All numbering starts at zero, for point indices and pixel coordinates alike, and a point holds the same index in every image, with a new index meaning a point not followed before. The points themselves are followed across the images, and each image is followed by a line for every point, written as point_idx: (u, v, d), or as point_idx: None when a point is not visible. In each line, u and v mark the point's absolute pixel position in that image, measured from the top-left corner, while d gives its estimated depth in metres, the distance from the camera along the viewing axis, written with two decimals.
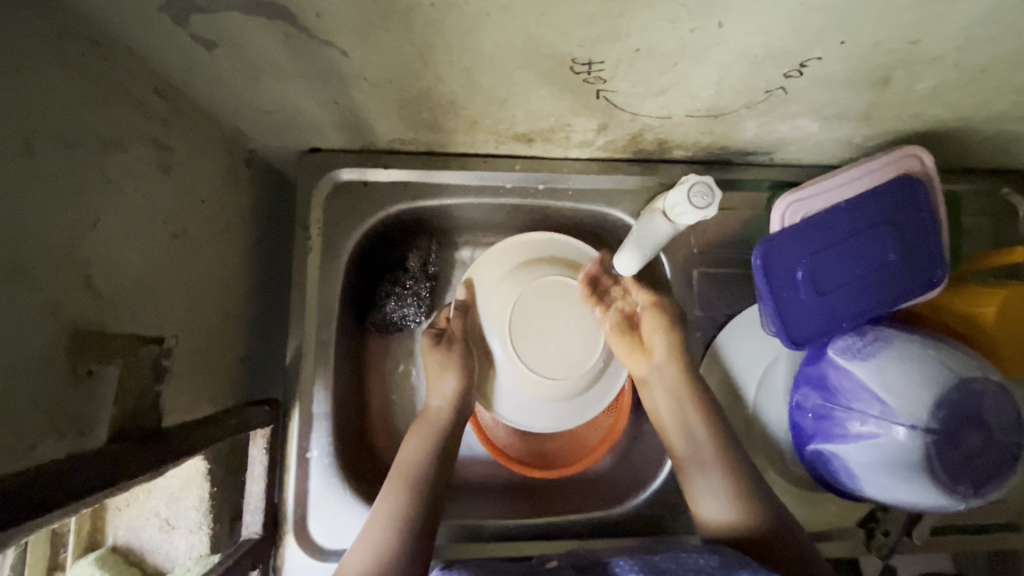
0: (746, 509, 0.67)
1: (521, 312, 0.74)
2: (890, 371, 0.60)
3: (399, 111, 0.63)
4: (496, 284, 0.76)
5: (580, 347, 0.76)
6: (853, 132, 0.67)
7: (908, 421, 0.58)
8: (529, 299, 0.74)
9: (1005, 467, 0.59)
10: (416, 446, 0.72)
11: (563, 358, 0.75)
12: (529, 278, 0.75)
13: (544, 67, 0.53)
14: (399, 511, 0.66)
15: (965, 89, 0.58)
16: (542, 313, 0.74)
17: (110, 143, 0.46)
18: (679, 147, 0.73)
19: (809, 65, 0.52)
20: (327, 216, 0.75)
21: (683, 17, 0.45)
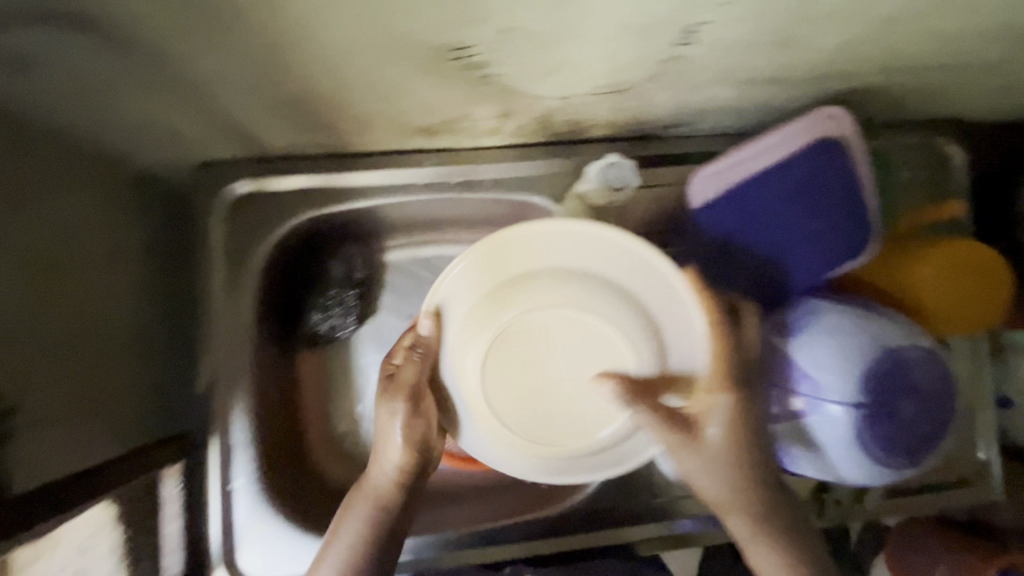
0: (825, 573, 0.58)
1: (507, 352, 0.57)
2: (817, 347, 0.58)
3: (277, 115, 0.59)
4: (503, 308, 0.57)
5: (562, 408, 0.58)
6: (770, 94, 0.63)
7: (837, 398, 0.56)
8: (512, 326, 0.57)
9: (939, 432, 0.58)
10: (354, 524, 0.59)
11: (558, 406, 0.58)
12: (507, 305, 0.57)
13: (411, 56, 0.48)
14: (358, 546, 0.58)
15: (876, 41, 0.54)
16: (535, 352, 0.58)
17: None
18: (594, 125, 0.69)
19: (699, 30, 0.47)
20: (229, 232, 0.70)
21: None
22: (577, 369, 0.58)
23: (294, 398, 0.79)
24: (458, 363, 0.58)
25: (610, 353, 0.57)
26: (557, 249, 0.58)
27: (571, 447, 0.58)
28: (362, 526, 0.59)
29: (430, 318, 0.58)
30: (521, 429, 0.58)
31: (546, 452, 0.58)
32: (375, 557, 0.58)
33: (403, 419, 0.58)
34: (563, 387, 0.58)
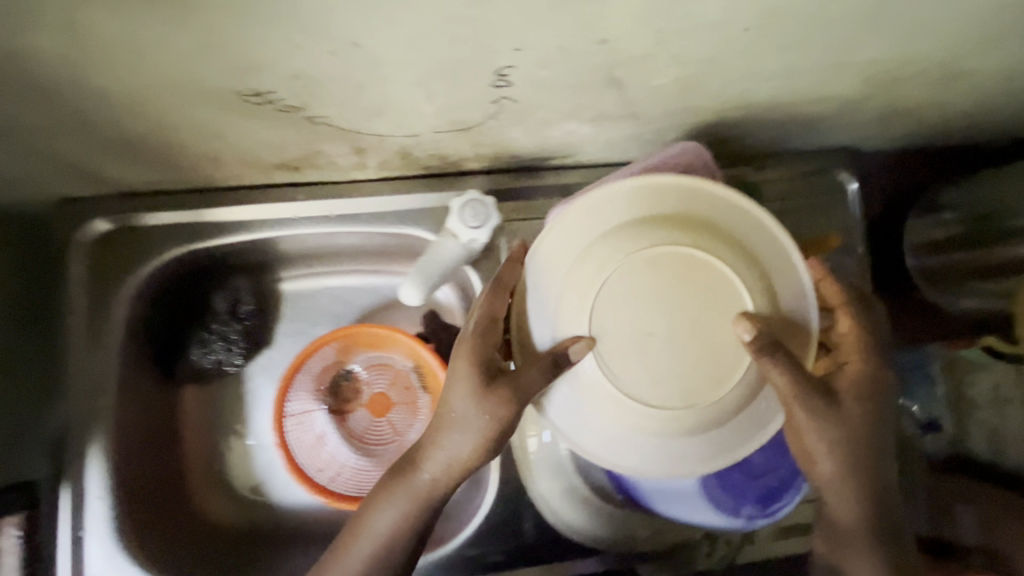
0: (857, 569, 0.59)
1: (632, 300, 0.50)
2: None
3: (114, 156, 0.57)
4: (596, 252, 0.51)
5: (685, 361, 0.50)
6: (633, 128, 0.62)
7: None
8: (681, 259, 0.50)
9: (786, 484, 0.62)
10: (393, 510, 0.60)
11: (682, 380, 0.50)
12: (662, 232, 0.51)
13: (214, 101, 0.46)
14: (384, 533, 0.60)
15: (716, 81, 0.52)
16: (650, 303, 0.50)
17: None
18: (464, 159, 0.67)
19: (508, 74, 0.46)
20: (92, 269, 0.69)
21: (305, 41, 0.39)
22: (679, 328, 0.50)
23: (173, 439, 0.76)
24: (550, 308, 0.53)
25: (645, 322, 0.50)
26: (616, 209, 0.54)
27: (659, 431, 0.51)
28: (397, 512, 0.59)
29: (586, 342, 0.50)
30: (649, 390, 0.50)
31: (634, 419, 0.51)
32: (397, 545, 0.61)
33: (471, 397, 0.54)
34: (688, 339, 0.50)
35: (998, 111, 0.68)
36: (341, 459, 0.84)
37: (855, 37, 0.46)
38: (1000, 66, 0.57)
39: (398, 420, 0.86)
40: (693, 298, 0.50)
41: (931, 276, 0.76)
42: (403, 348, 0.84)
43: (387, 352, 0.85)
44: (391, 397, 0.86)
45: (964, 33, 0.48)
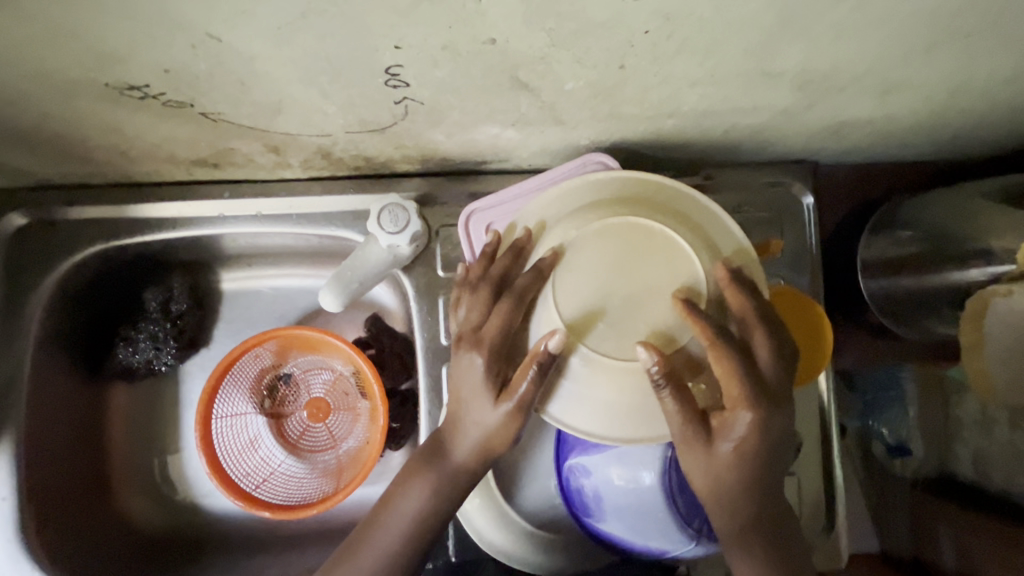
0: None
1: (588, 262, 0.51)
2: None
3: (13, 147, 0.55)
4: (563, 224, 0.54)
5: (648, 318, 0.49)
6: (561, 133, 0.59)
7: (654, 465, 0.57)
8: (633, 229, 0.51)
9: None
10: (421, 490, 0.57)
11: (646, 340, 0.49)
12: (631, 211, 0.53)
13: (94, 94, 0.44)
14: (420, 514, 0.57)
15: (633, 85, 0.49)
16: (606, 265, 0.50)
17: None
18: (392, 160, 0.65)
19: (399, 73, 0.43)
20: (9, 262, 0.67)
21: (160, 31, 0.36)
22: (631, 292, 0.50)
23: (95, 437, 0.76)
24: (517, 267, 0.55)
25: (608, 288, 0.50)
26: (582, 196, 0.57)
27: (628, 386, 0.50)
28: (425, 496, 0.57)
29: (559, 335, 0.49)
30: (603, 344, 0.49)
31: (600, 377, 0.50)
32: (436, 525, 0.58)
33: (488, 388, 0.53)
34: (642, 303, 0.49)
35: (951, 123, 0.65)
36: (274, 461, 0.83)
37: (770, 40, 0.43)
38: (943, 77, 0.53)
39: (337, 424, 0.83)
40: (655, 262, 0.50)
41: (891, 305, 0.72)
42: (339, 353, 0.81)
43: (325, 357, 0.82)
44: (329, 401, 0.84)
45: (889, 42, 0.45)
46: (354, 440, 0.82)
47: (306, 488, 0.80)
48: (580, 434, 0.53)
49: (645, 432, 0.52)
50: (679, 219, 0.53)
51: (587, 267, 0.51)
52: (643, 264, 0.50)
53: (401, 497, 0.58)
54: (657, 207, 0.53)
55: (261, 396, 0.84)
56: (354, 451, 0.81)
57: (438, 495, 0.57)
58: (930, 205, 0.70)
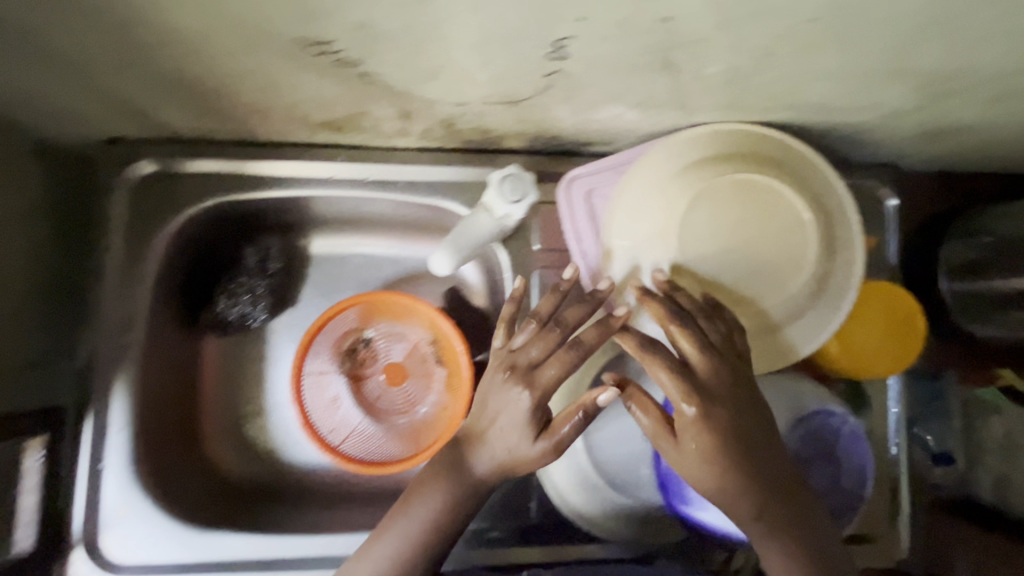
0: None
1: (707, 219, 0.58)
2: None
3: (167, 96, 0.58)
4: (681, 180, 0.61)
5: (765, 263, 0.58)
6: (677, 119, 0.62)
7: None
8: (744, 184, 0.59)
9: (849, 511, 0.58)
10: (431, 498, 0.56)
11: (762, 279, 0.58)
12: (736, 164, 0.61)
13: (278, 48, 0.47)
14: (426, 526, 0.56)
15: (767, 75, 0.52)
16: (723, 220, 0.58)
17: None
18: (506, 136, 0.68)
19: (567, 45, 0.46)
20: (133, 208, 0.70)
21: None
22: (747, 241, 0.58)
23: (190, 385, 0.78)
24: (633, 233, 0.63)
25: (727, 238, 0.58)
26: (683, 151, 0.64)
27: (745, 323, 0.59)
28: (437, 502, 0.56)
29: (611, 392, 0.52)
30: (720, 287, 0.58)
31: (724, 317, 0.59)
32: (443, 542, 0.57)
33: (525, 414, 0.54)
34: (752, 251, 0.58)
35: None
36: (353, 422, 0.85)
37: (916, 38, 0.46)
38: None
39: (410, 387, 0.86)
40: (762, 213, 0.58)
41: (966, 306, 0.75)
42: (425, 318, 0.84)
43: (408, 322, 0.86)
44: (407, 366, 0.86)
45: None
46: (433, 405, 0.84)
47: (387, 448, 0.83)
48: None
49: (779, 359, 0.60)
50: (777, 164, 0.62)
51: (707, 223, 0.58)
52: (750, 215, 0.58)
53: (407, 508, 0.57)
54: (756, 158, 0.62)
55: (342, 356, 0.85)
56: (435, 417, 0.83)
57: (450, 507, 0.56)
58: (1012, 218, 0.74)
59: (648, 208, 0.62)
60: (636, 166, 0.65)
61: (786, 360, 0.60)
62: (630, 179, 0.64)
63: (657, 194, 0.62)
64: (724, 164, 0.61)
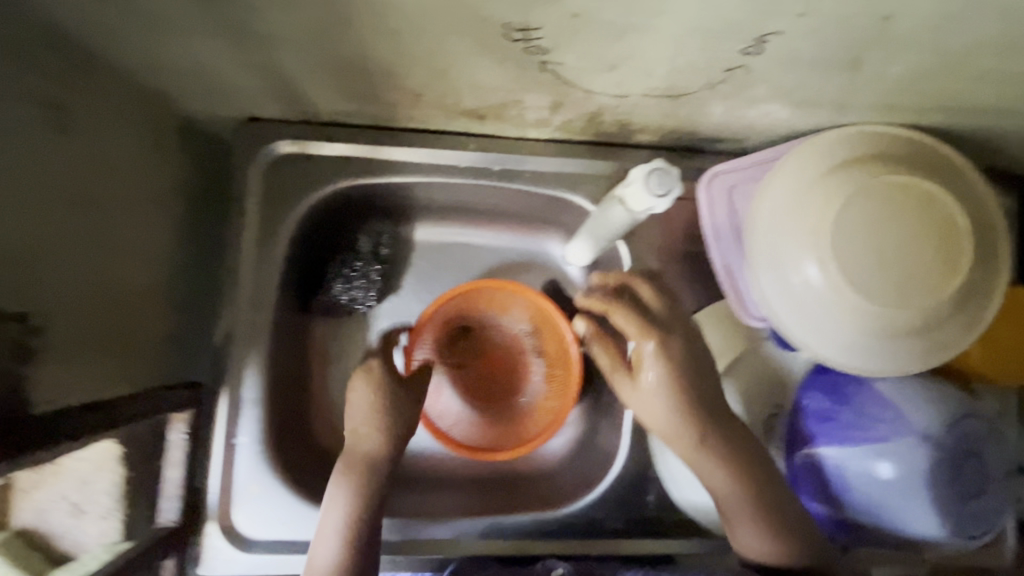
0: (783, 539, 0.60)
1: (861, 218, 0.58)
2: (909, 393, 0.61)
3: (331, 80, 0.58)
4: (830, 179, 0.61)
5: (918, 266, 0.58)
6: (827, 118, 0.63)
7: (911, 444, 0.59)
8: (898, 185, 0.59)
9: (989, 507, 0.60)
10: (344, 491, 0.64)
11: (914, 282, 0.58)
12: (889, 168, 0.61)
13: (477, 34, 0.48)
14: (349, 517, 0.63)
15: (945, 76, 0.53)
16: (877, 220, 0.58)
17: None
18: (642, 130, 0.69)
19: (770, 41, 0.46)
20: (267, 190, 0.71)
21: None
22: (901, 243, 0.58)
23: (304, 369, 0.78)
24: (777, 231, 0.63)
25: (881, 239, 0.58)
26: (831, 150, 0.63)
27: (892, 324, 0.59)
28: (346, 492, 0.64)
29: (582, 321, 0.74)
30: (872, 287, 0.58)
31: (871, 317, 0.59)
32: (360, 540, 0.62)
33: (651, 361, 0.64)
34: (905, 254, 0.58)
35: None
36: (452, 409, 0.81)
37: None
38: None
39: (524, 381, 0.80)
40: (917, 217, 0.58)
41: None
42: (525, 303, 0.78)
43: (506, 305, 0.79)
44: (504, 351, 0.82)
45: None
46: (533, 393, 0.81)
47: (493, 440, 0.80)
48: (852, 372, 0.62)
49: (919, 361, 0.61)
50: (929, 166, 0.62)
51: (861, 222, 0.58)
52: (905, 218, 0.58)
53: (326, 504, 0.64)
54: (908, 160, 0.61)
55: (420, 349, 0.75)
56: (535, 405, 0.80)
57: (356, 494, 0.64)
58: None
59: (792, 206, 0.63)
60: (779, 164, 0.65)
61: (925, 362, 0.61)
62: (773, 178, 0.64)
63: (803, 192, 0.62)
64: (876, 165, 0.61)
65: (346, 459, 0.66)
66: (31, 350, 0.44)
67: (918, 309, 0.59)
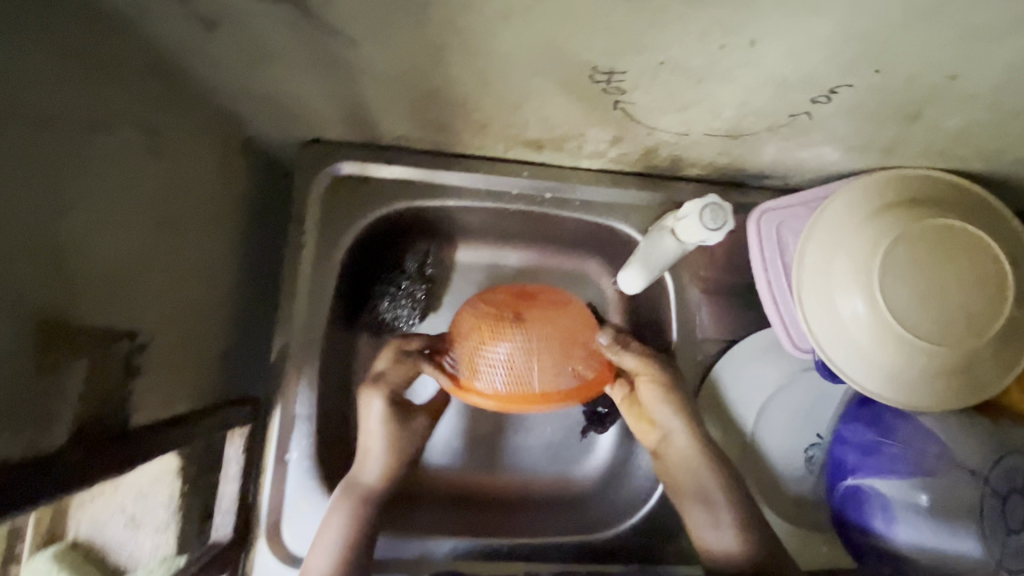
0: (752, 541, 0.64)
1: (913, 258, 0.60)
2: (952, 428, 0.63)
3: (407, 110, 0.61)
4: (880, 218, 0.63)
5: (963, 307, 0.60)
6: (872, 162, 0.66)
7: (954, 477, 0.61)
8: (947, 228, 0.61)
9: None
10: (340, 514, 0.62)
11: (959, 322, 0.60)
12: (933, 211, 0.63)
13: (562, 74, 0.50)
14: (346, 539, 0.61)
15: (993, 127, 0.56)
16: (928, 261, 0.60)
17: (2, 75, 0.35)
18: (692, 165, 0.71)
19: (839, 93, 0.49)
20: (325, 210, 0.72)
21: (711, 33, 0.43)
22: (948, 284, 0.60)
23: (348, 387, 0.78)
24: (827, 267, 0.65)
25: (928, 279, 0.60)
26: (877, 192, 0.66)
27: (937, 362, 0.61)
28: (344, 516, 0.62)
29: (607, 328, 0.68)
30: (920, 326, 0.60)
31: (917, 354, 0.61)
32: (358, 558, 0.61)
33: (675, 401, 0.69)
34: (952, 294, 0.60)
35: None
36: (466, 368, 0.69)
37: None
38: None
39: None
40: (962, 260, 0.60)
41: None
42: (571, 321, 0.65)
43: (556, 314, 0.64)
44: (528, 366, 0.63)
45: None
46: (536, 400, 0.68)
47: None
48: (896, 406, 0.64)
49: (959, 398, 0.63)
50: (970, 212, 0.65)
51: (912, 262, 0.60)
52: (951, 261, 0.60)
53: (320, 533, 0.62)
54: (952, 205, 0.64)
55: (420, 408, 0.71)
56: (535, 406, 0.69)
57: (355, 516, 0.63)
58: None
59: (841, 243, 0.65)
60: (827, 202, 0.68)
61: (967, 400, 0.63)
62: (823, 216, 0.67)
63: (852, 230, 0.64)
64: (922, 208, 0.63)
65: (346, 484, 0.65)
66: (135, 366, 0.47)
67: (964, 348, 0.60)
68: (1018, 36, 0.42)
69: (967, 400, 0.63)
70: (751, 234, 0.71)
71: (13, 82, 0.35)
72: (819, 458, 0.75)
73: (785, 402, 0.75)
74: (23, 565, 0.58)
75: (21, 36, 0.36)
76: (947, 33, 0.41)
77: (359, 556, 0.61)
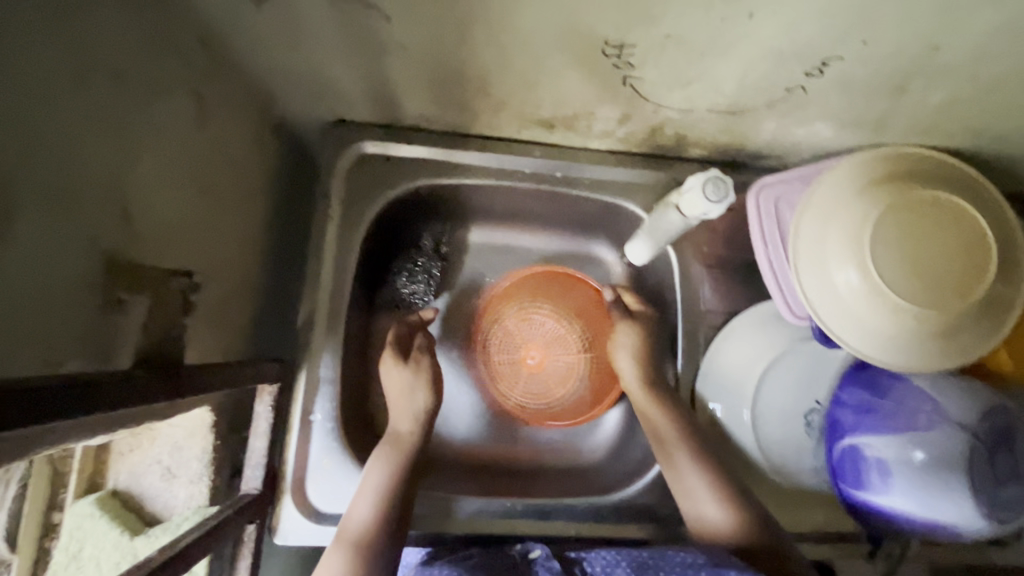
0: (739, 517, 0.64)
1: (900, 225, 0.64)
2: (943, 387, 0.66)
3: (431, 87, 0.65)
4: (870, 189, 0.67)
5: (947, 272, 0.63)
6: (865, 138, 0.70)
7: (946, 433, 0.64)
8: (933, 198, 0.65)
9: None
10: (382, 463, 0.66)
11: (945, 286, 0.63)
12: (919, 184, 0.67)
13: (577, 49, 0.55)
14: (384, 488, 0.64)
15: (976, 100, 0.60)
16: (913, 228, 0.64)
17: (90, 34, 0.39)
18: (695, 145, 0.75)
19: (832, 65, 0.54)
20: (348, 186, 0.76)
21: (715, 5, 0.47)
22: (934, 251, 0.63)
23: (368, 357, 0.81)
24: (821, 237, 0.68)
25: (915, 245, 0.63)
26: (865, 167, 0.69)
27: (927, 325, 0.64)
28: (386, 466, 0.65)
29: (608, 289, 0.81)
30: (907, 290, 0.63)
31: (907, 317, 0.64)
32: (396, 505, 0.63)
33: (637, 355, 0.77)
34: (937, 259, 0.63)
35: None
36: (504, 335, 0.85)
37: None
38: None
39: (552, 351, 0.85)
40: (946, 227, 0.64)
41: None
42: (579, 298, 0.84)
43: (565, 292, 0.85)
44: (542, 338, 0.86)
45: None
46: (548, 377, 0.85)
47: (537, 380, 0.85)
48: (890, 369, 0.67)
49: (947, 360, 0.66)
50: (956, 185, 0.69)
51: (899, 230, 0.64)
52: (936, 228, 0.63)
53: (365, 481, 0.65)
54: (938, 178, 0.68)
55: (427, 352, 0.76)
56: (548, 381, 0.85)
57: (396, 468, 0.66)
58: None
59: (835, 213, 0.68)
60: (821, 176, 0.71)
61: (958, 362, 0.66)
62: (818, 188, 0.70)
63: (844, 201, 0.68)
64: (908, 181, 0.67)
65: (390, 438, 0.69)
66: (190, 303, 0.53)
67: (952, 311, 0.64)
68: (993, 6, 0.46)
69: (957, 362, 0.66)
70: (750, 209, 0.75)
71: (95, 41, 0.40)
72: (819, 422, 0.78)
73: (786, 372, 0.78)
74: (73, 506, 0.65)
75: (103, 4, 0.40)
76: (928, 3, 0.46)
77: (396, 506, 0.63)
